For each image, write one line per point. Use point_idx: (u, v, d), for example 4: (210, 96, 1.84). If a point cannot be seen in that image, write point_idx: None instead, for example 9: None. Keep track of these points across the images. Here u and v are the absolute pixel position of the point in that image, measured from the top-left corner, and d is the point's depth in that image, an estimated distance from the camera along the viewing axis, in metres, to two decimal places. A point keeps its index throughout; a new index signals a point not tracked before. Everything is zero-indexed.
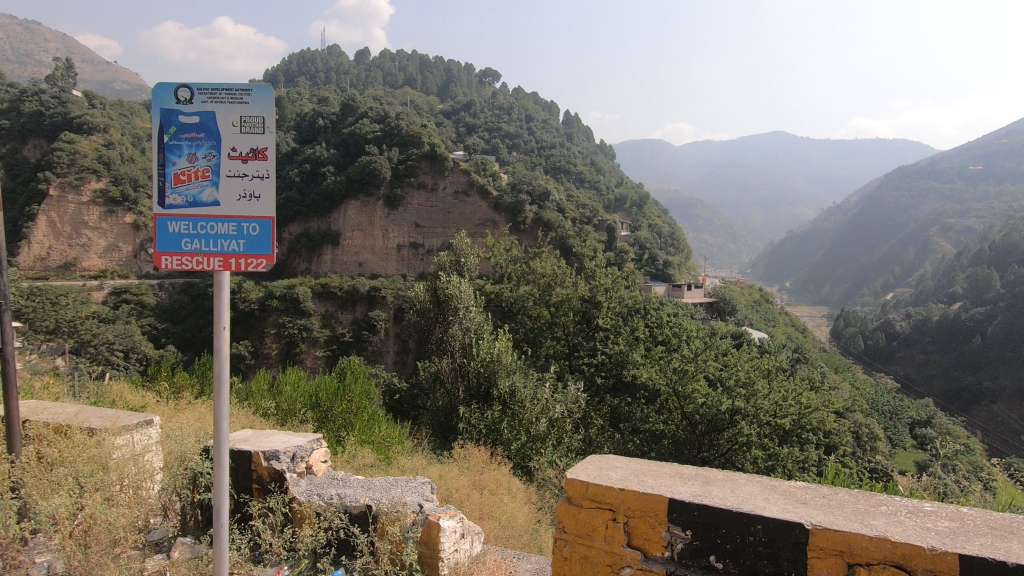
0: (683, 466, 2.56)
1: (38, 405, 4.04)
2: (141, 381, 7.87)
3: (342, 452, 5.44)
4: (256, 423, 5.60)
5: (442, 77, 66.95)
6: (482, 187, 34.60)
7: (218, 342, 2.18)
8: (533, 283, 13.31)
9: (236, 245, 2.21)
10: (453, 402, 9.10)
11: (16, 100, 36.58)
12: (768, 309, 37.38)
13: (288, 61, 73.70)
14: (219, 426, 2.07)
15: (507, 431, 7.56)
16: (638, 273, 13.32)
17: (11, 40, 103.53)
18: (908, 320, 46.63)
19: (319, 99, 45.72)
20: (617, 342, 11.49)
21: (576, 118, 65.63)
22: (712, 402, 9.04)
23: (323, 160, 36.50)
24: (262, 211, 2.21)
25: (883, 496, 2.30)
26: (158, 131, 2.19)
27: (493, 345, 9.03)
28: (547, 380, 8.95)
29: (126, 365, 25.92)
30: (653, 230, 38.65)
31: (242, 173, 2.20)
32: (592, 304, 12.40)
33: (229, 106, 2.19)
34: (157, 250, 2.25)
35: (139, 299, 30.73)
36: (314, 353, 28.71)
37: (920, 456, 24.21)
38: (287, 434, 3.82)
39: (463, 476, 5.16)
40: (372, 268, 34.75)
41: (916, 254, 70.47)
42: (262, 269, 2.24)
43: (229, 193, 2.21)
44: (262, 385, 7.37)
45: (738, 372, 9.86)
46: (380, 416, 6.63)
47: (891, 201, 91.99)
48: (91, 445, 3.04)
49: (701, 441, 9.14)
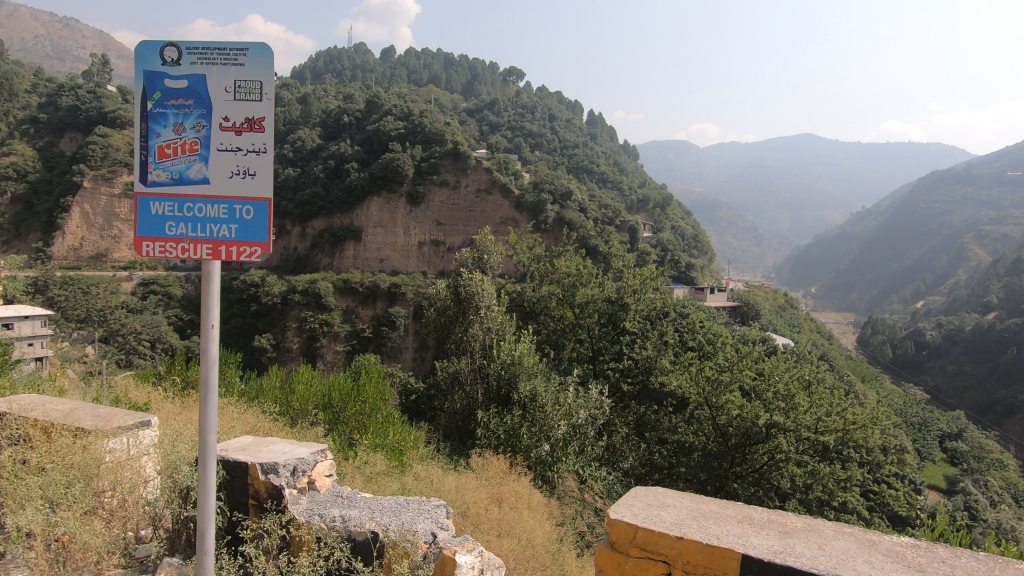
0: (750, 509, 2.41)
1: (35, 401, 3.85)
2: (153, 377, 7.70)
3: (353, 458, 5.18)
4: (266, 426, 5.35)
5: (467, 75, 67.05)
6: (504, 185, 34.53)
7: (206, 342, 1.96)
8: (555, 283, 12.95)
9: (227, 231, 1.99)
10: (472, 405, 8.84)
11: (53, 94, 37.53)
12: (794, 314, 36.54)
13: (315, 59, 74.62)
14: (205, 438, 1.92)
15: (526, 436, 7.26)
16: (667, 276, 12.93)
17: (51, 37, 107.11)
18: (939, 329, 45.08)
19: (344, 97, 46.08)
20: (644, 347, 11.23)
21: (600, 118, 65.00)
22: (749, 414, 8.61)
23: (348, 156, 36.66)
24: (256, 192, 1.99)
25: (1012, 562, 2.05)
26: (141, 98, 1.97)
27: (514, 347, 8.78)
28: (570, 384, 8.68)
29: (152, 354, 26.26)
30: (676, 232, 38.08)
31: (235, 146, 1.98)
32: (619, 305, 12.07)
33: (222, 69, 1.95)
34: (138, 235, 2.04)
35: (166, 290, 31.15)
36: (334, 348, 28.71)
37: (950, 471, 23.67)
38: (293, 443, 3.61)
39: (481, 488, 4.87)
40: (393, 265, 34.76)
41: (949, 262, 68.18)
42: (256, 259, 2.02)
43: (221, 174, 1.99)
44: (274, 383, 7.20)
45: (777, 383, 9.39)
46: (395, 419, 6.45)
47: (924, 207, 89.27)
48: (76, 449, 2.85)
49: (733, 454, 8.76)
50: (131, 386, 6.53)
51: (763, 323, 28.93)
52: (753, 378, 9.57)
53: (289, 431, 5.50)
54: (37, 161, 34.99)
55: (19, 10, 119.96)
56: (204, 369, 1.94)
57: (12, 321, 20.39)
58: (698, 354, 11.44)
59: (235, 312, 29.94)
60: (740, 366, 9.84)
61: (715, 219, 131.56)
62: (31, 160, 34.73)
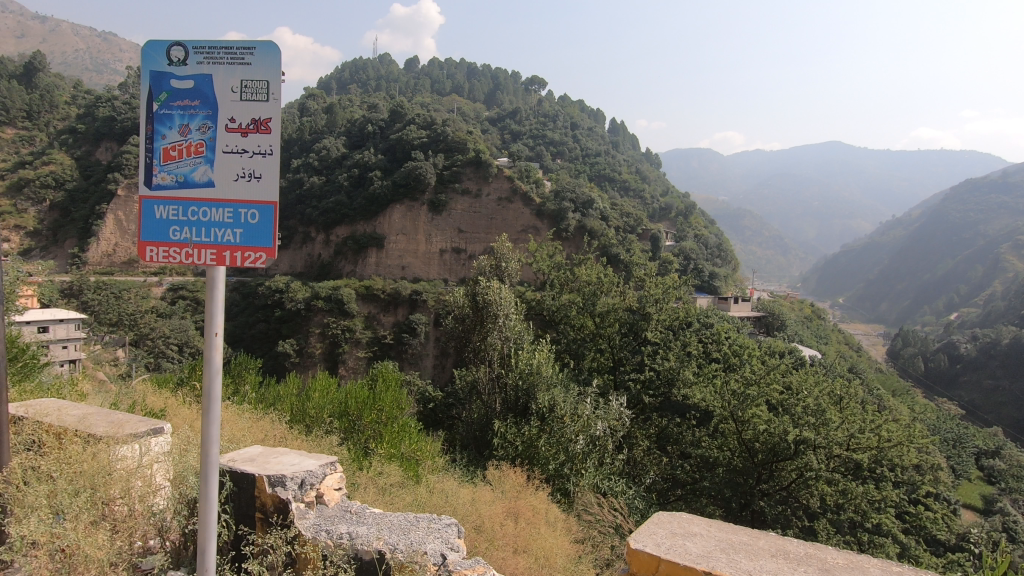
0: (785, 543, 2.29)
1: (55, 404, 3.93)
2: (173, 382, 7.77)
3: (367, 467, 5.12)
4: (283, 435, 5.33)
5: (489, 85, 67.51)
6: (525, 194, 34.57)
7: (209, 350, 1.99)
8: (575, 291, 12.80)
9: (232, 236, 2.00)
10: (489, 415, 8.75)
11: (91, 105, 38.88)
12: (821, 325, 35.65)
13: (341, 70, 76.06)
14: (207, 453, 1.99)
15: (545, 448, 7.14)
16: (691, 285, 12.67)
17: (90, 51, 111.26)
18: (975, 342, 43.45)
19: (369, 106, 46.76)
20: (667, 358, 11.04)
21: (622, 126, 64.74)
22: (776, 429, 8.35)
23: (371, 165, 37.08)
24: (262, 195, 1.99)
25: None
26: (147, 97, 1.99)
27: (532, 356, 8.68)
28: (589, 395, 8.55)
29: (180, 358, 26.42)
30: (699, 240, 37.58)
31: (240, 148, 1.99)
32: (640, 314, 11.89)
33: (228, 68, 1.96)
34: (142, 239, 2.06)
35: (194, 296, 31.83)
36: (356, 354, 28.85)
37: (987, 490, 22.71)
38: (302, 455, 3.56)
39: (497, 501, 4.76)
40: (414, 272, 34.97)
41: (984, 272, 65.88)
42: (261, 264, 2.01)
43: (226, 176, 2.00)
44: (292, 390, 7.21)
45: (806, 397, 9.10)
46: (411, 429, 6.40)
47: (958, 216, 86.64)
48: (84, 459, 2.87)
49: (759, 471, 8.51)
50: (156, 391, 6.63)
51: (789, 333, 28.27)
52: (780, 392, 9.31)
53: (303, 438, 5.46)
54: (75, 169, 36.20)
55: (61, 25, 125.07)
56: (206, 380, 1.98)
57: (48, 326, 21.71)
58: (722, 366, 11.20)
59: (260, 317, 30.44)
60: (766, 380, 9.58)
61: (739, 227, 129.53)
62: (69, 169, 35.93)
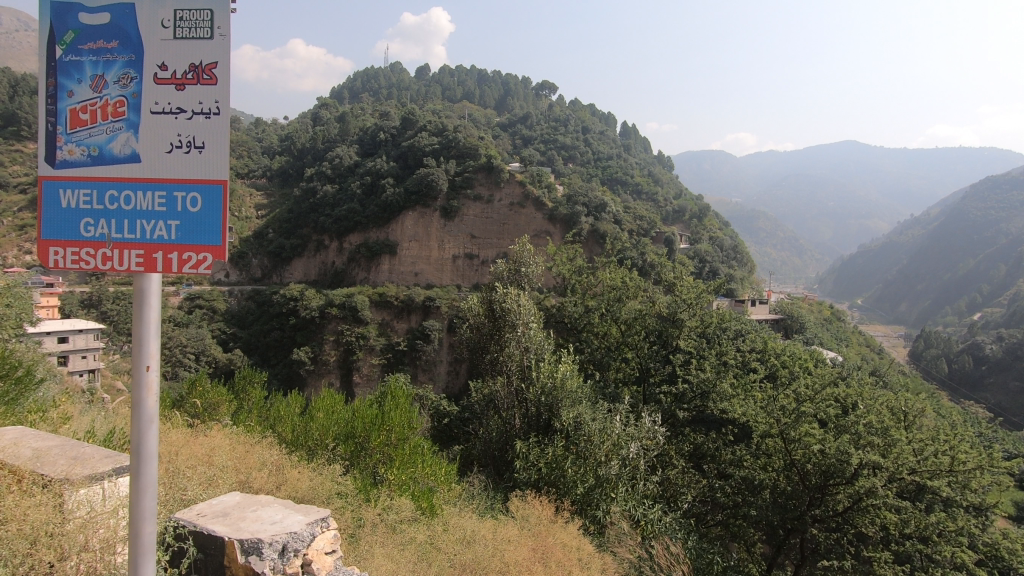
0: None
1: (19, 435, 3.62)
2: (172, 400, 7.45)
3: (376, 501, 4.93)
4: (281, 461, 5.08)
5: (500, 91, 67.46)
6: (537, 199, 34.31)
7: (141, 387, 2.03)
8: (598, 297, 12.34)
9: (166, 232, 2.14)
10: (509, 433, 8.34)
11: None
12: (841, 327, 34.77)
13: (353, 79, 76.64)
14: (140, 526, 2.04)
15: (572, 470, 6.70)
16: (726, 288, 12.02)
17: None
18: (1001, 342, 41.71)
19: (381, 114, 46.82)
20: (702, 368, 10.56)
21: (634, 129, 64.19)
22: (834, 448, 7.71)
23: (383, 172, 36.87)
24: (200, 169, 2.16)
25: None
26: (52, 40, 2.12)
27: (556, 368, 8.30)
28: (619, 411, 8.15)
29: (196, 366, 26.79)
30: (714, 243, 36.91)
31: (173, 112, 2.17)
32: (670, 321, 11.40)
33: (152, 10, 2.12)
34: (51, 238, 2.16)
35: (211, 304, 32.00)
36: (370, 361, 28.53)
37: None
38: (288, 510, 3.56)
39: (525, 544, 4.52)
40: (427, 278, 34.78)
41: (1008, 272, 63.80)
42: (208, 263, 2.18)
43: (156, 147, 2.16)
44: (293, 409, 6.86)
45: (871, 415, 8.39)
46: (423, 450, 6.09)
47: (978, 214, 84.55)
48: (18, 519, 2.61)
49: (812, 496, 7.90)
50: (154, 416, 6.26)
51: (808, 335, 27.47)
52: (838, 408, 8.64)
53: (303, 465, 5.16)
54: None
55: None
56: (141, 429, 2.03)
57: (67, 336, 21.83)
58: (764, 377, 10.66)
59: (275, 325, 30.31)
60: (818, 394, 9.08)
61: (754, 229, 127.89)
62: None
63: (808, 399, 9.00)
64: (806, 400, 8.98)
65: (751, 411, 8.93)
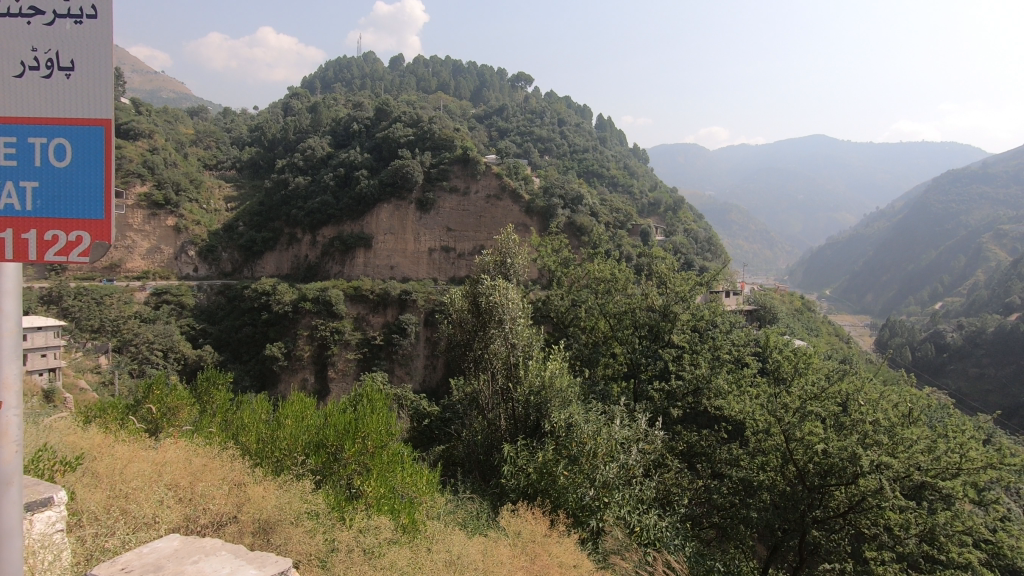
0: None
1: None
2: (122, 407, 6.94)
3: (351, 520, 4.81)
4: (241, 484, 4.93)
5: (475, 82, 66.71)
6: (514, 191, 34.01)
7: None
8: (589, 288, 12.70)
9: (31, 202, 2.22)
10: (494, 435, 8.45)
11: None
12: (811, 318, 35.29)
13: (325, 68, 75.07)
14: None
15: (564, 478, 6.61)
16: (722, 278, 11.85)
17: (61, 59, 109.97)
18: (961, 330, 43.10)
19: (353, 105, 45.70)
20: (697, 363, 10.47)
21: (609, 122, 64.16)
22: (837, 446, 7.74)
23: (357, 164, 35.89)
24: (76, 110, 2.23)
25: None
26: None
27: (545, 366, 8.27)
28: (614, 412, 7.98)
29: (165, 363, 26.10)
30: (689, 235, 37.12)
31: (36, 43, 2.27)
32: (662, 315, 11.32)
33: None
34: None
35: (179, 300, 30.73)
36: (345, 356, 27.82)
37: None
38: (238, 560, 3.11)
39: (520, 568, 4.45)
40: (403, 272, 34.25)
41: (967, 263, 65.74)
42: (94, 237, 2.26)
43: (4, 75, 2.24)
44: (258, 415, 6.85)
45: (876, 410, 8.27)
46: (402, 457, 6.27)
47: (940, 206, 87.04)
48: None
49: (812, 497, 7.97)
50: (107, 430, 5.85)
51: (780, 325, 27.75)
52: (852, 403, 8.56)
53: (269, 480, 5.13)
54: None
55: None
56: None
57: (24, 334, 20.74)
58: (757, 370, 10.44)
59: (246, 321, 29.45)
60: (825, 391, 8.82)
61: (725, 222, 129.78)
62: None
63: (815, 398, 8.74)
64: (813, 398, 8.74)
65: (750, 408, 8.87)
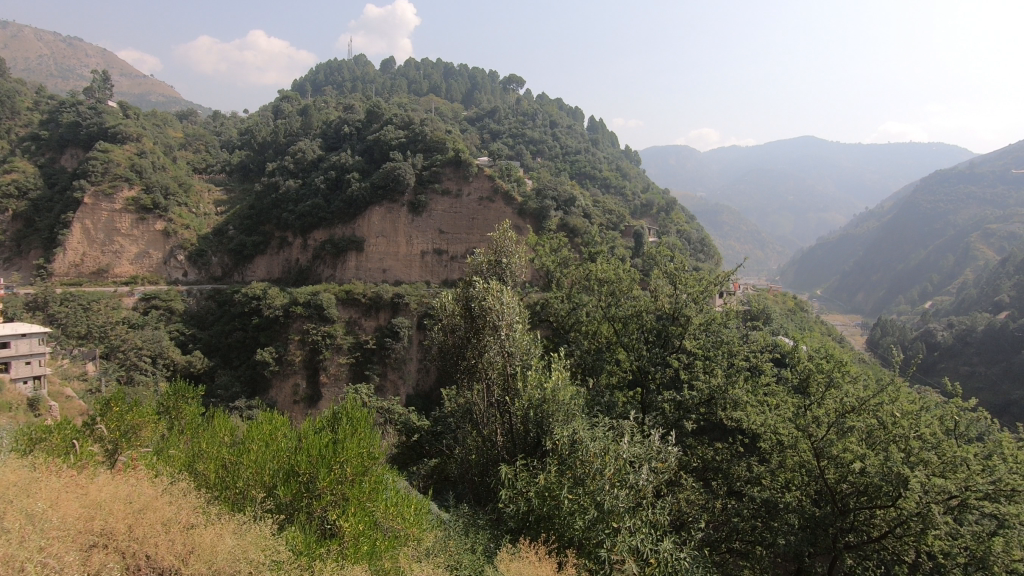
0: None
1: None
2: (72, 427, 6.43)
3: (322, 569, 4.84)
4: (198, 541, 4.61)
5: (467, 85, 66.33)
6: (506, 193, 33.67)
7: None
8: (595, 291, 12.35)
9: None
10: (495, 454, 8.15)
11: (54, 111, 36.81)
12: (804, 318, 35.13)
13: (316, 72, 74.60)
14: None
15: (568, 506, 6.36)
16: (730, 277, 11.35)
17: (43, 63, 108.36)
18: (951, 330, 43.01)
19: (344, 108, 45.20)
20: (711, 371, 10.01)
21: (601, 124, 64.02)
22: (876, 466, 7.43)
23: (348, 166, 35.21)
24: None
25: None
26: None
27: (548, 378, 7.82)
28: (622, 425, 7.55)
29: (153, 370, 25.50)
30: (682, 236, 36.84)
31: None
32: (672, 318, 10.86)
33: None
34: None
35: (168, 304, 30.00)
36: (337, 360, 27.15)
37: None
38: None
39: None
40: (396, 275, 33.74)
41: (956, 262, 65.78)
42: None
43: None
44: (224, 436, 6.46)
45: (917, 423, 7.80)
46: (379, 487, 5.94)
47: (928, 207, 87.39)
48: None
49: (834, 520, 7.82)
50: (53, 462, 5.43)
51: (774, 325, 27.51)
52: (889, 414, 7.93)
53: (226, 520, 4.99)
54: (39, 178, 33.78)
55: (23, 32, 125.07)
56: None
57: (7, 342, 19.98)
58: (773, 378, 10.09)
59: (236, 326, 28.77)
60: (864, 402, 8.16)
61: (718, 223, 129.97)
62: (32, 178, 33.49)
63: (854, 410, 8.18)
64: (851, 411, 8.21)
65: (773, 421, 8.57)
